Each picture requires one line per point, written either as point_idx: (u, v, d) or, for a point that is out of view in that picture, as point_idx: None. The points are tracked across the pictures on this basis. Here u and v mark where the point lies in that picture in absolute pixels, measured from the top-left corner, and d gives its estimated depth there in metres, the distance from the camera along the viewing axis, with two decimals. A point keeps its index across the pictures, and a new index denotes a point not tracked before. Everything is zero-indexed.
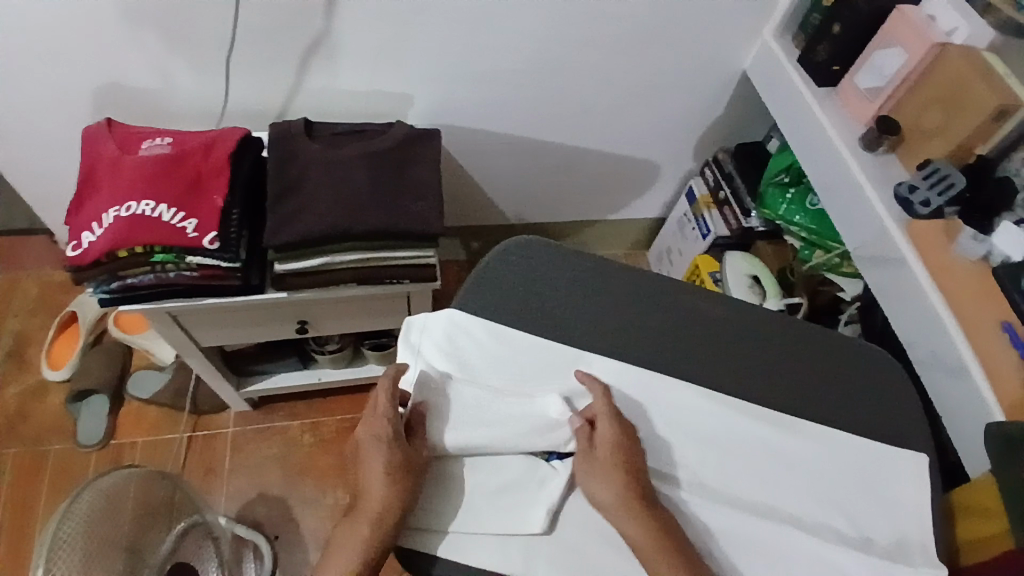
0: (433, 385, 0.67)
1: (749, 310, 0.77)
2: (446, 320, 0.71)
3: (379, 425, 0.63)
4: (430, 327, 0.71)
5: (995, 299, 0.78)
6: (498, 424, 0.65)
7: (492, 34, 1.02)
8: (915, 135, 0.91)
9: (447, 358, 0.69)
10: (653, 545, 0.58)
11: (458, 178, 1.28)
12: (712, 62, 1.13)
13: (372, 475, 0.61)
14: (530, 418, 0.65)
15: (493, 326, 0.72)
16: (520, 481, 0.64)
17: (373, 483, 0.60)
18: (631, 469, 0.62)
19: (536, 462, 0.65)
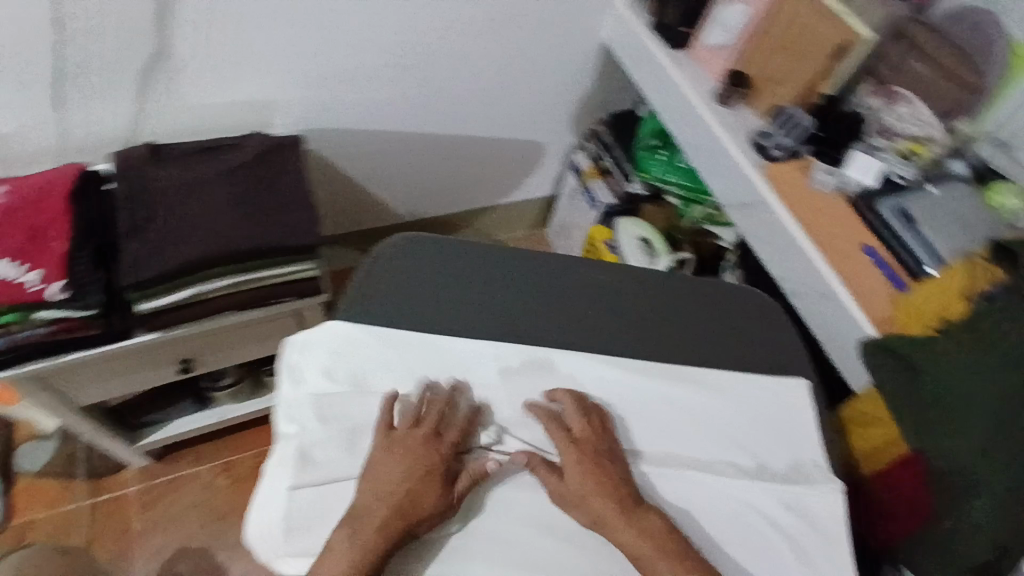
0: (321, 411, 0.63)
1: (626, 274, 0.81)
2: (329, 335, 0.68)
3: (420, 451, 0.60)
4: (310, 347, 0.68)
5: (857, 225, 0.87)
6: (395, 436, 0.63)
7: (350, 30, 0.98)
8: (763, 84, 0.96)
9: (331, 377, 0.66)
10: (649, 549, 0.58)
11: (339, 185, 1.23)
12: (575, 37, 1.14)
13: (385, 500, 0.57)
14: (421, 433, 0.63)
15: (378, 332, 0.69)
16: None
17: (388, 511, 0.56)
18: (604, 478, 0.61)
19: None
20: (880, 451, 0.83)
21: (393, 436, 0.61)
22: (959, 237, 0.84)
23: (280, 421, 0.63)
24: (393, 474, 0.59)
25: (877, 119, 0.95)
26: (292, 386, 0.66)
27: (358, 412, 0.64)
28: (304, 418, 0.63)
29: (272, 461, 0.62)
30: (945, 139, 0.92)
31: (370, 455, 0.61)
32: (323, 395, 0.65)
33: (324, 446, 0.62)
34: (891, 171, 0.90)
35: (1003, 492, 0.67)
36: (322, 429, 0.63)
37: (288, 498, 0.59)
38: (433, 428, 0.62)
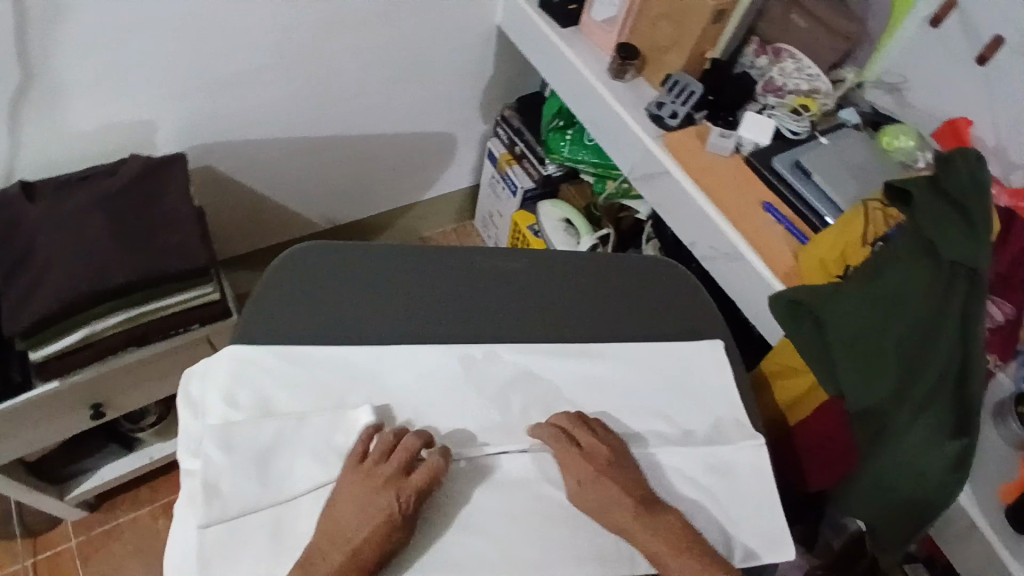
0: (224, 441, 0.60)
1: (537, 259, 0.79)
2: (228, 359, 0.65)
3: (382, 494, 0.57)
4: (209, 375, 0.65)
5: (754, 182, 0.89)
6: (306, 455, 0.61)
7: (225, 34, 0.94)
8: (652, 53, 0.97)
9: (235, 405, 0.64)
10: (665, 553, 0.58)
11: (246, 200, 1.18)
12: (467, 22, 1.13)
13: (341, 547, 0.55)
14: (334, 455, 0.61)
15: (281, 351, 0.67)
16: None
17: (344, 559, 0.54)
18: (626, 485, 0.61)
19: None
20: (801, 399, 0.85)
21: (358, 476, 0.59)
22: (851, 184, 0.86)
23: (183, 457, 0.61)
24: (355, 519, 0.56)
25: (766, 78, 0.98)
26: (192, 418, 0.63)
27: (264, 435, 0.61)
28: (208, 450, 0.60)
29: (182, 498, 0.60)
30: (831, 90, 0.95)
31: (336, 495, 0.59)
32: (228, 422, 0.62)
33: (231, 476, 0.59)
34: (783, 127, 0.93)
35: (935, 437, 0.70)
36: (227, 461, 0.60)
37: (197, 536, 0.57)
38: (398, 467, 0.59)
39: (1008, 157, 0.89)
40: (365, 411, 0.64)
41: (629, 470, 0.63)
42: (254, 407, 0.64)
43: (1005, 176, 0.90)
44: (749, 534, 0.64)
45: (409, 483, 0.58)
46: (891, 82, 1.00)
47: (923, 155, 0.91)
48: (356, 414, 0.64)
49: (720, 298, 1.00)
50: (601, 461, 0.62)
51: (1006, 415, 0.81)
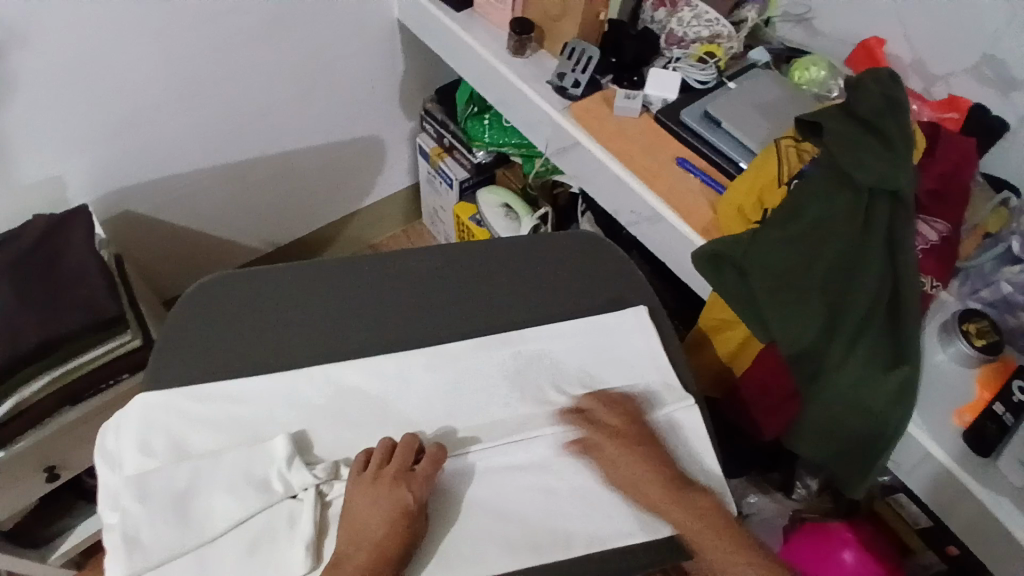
0: (140, 490, 0.59)
1: (448, 255, 0.77)
2: (136, 409, 0.64)
3: (396, 490, 0.57)
4: (122, 426, 0.64)
5: (665, 139, 0.87)
6: (222, 490, 0.59)
7: (113, 77, 0.92)
8: (548, 24, 0.94)
9: (150, 454, 0.62)
10: (698, 527, 0.59)
11: (178, 236, 1.17)
12: (366, 19, 1.10)
13: (364, 545, 0.55)
14: (250, 489, 0.59)
15: (189, 391, 0.65)
16: (263, 535, 0.58)
17: (369, 558, 0.54)
18: (658, 463, 0.63)
19: (277, 504, 0.59)
20: (740, 349, 0.83)
21: (366, 480, 0.59)
22: (763, 124, 0.84)
23: (103, 512, 0.59)
24: (374, 517, 0.57)
25: (666, 30, 0.95)
26: (110, 471, 0.62)
27: (179, 479, 0.60)
28: (125, 502, 0.59)
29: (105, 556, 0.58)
30: (734, 32, 0.93)
31: (348, 503, 0.59)
32: (144, 471, 0.61)
33: (150, 525, 0.58)
34: (689, 78, 0.90)
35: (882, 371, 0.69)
36: (144, 509, 0.58)
37: None
38: (402, 465, 0.59)
39: (928, 69, 0.91)
40: (279, 438, 0.61)
41: (659, 450, 0.64)
42: (170, 452, 0.63)
43: (927, 90, 0.92)
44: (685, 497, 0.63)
45: (416, 475, 0.59)
46: (796, 14, 1.02)
47: (836, 84, 0.89)
48: (269, 444, 0.61)
49: (653, 262, 0.97)
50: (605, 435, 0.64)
51: (951, 336, 0.77)
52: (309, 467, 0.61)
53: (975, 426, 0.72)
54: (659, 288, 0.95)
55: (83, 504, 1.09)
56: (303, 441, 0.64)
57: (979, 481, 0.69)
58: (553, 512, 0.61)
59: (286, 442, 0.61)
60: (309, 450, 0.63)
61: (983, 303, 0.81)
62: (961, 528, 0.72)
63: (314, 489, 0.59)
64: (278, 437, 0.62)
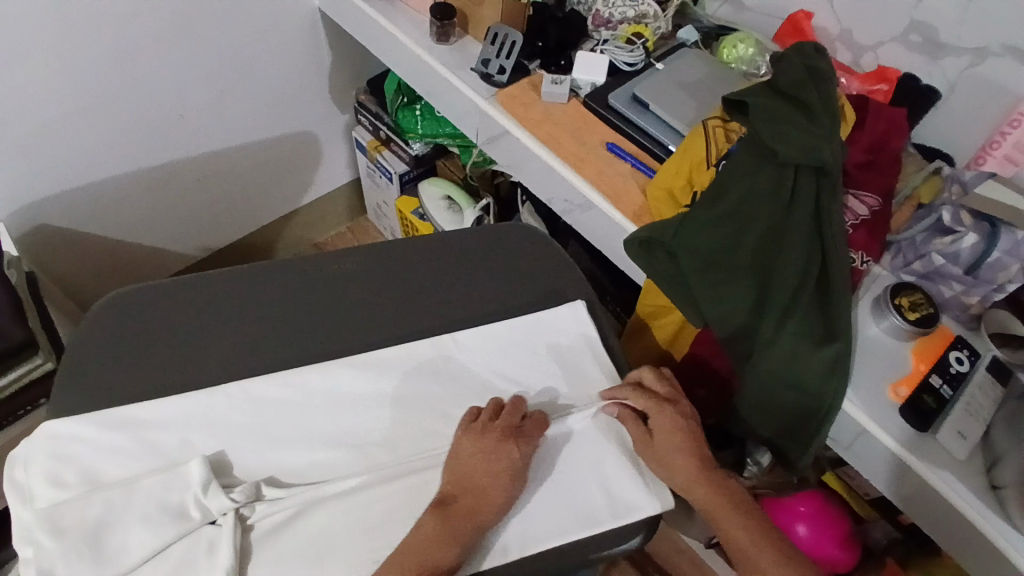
0: (51, 524, 0.56)
1: (377, 255, 0.75)
2: (41, 440, 0.60)
3: (505, 446, 0.59)
4: (29, 457, 0.60)
5: (594, 124, 0.85)
6: (136, 522, 0.56)
7: (12, 86, 0.86)
8: (470, 9, 0.91)
9: (62, 486, 0.59)
10: (725, 509, 0.62)
11: (101, 244, 1.11)
12: (286, 10, 1.05)
13: (469, 491, 0.58)
14: (166, 520, 0.56)
15: (97, 416, 0.61)
16: (182, 564, 0.55)
17: (474, 502, 0.57)
18: (697, 446, 0.64)
19: (195, 532, 0.57)
20: (678, 334, 0.82)
21: (474, 434, 0.60)
22: (691, 105, 0.82)
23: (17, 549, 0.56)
24: (481, 468, 0.58)
25: (593, 12, 0.92)
26: (20, 506, 0.58)
27: (91, 511, 0.56)
28: (38, 537, 0.55)
29: None
30: (660, 11, 0.91)
31: (455, 451, 0.60)
32: (56, 503, 0.57)
33: (66, 560, 0.55)
34: (617, 61, 0.88)
35: (814, 349, 0.68)
36: (56, 544, 0.55)
37: None
38: (510, 422, 0.61)
39: (856, 41, 0.91)
40: (194, 460, 0.59)
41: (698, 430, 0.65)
42: (82, 484, 0.59)
43: (856, 61, 0.92)
44: (623, 484, 0.62)
45: (524, 433, 0.61)
46: None
47: (764, 60, 0.88)
48: (184, 468, 0.59)
49: (590, 251, 0.96)
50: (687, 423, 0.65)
51: (884, 310, 0.76)
52: (226, 491, 0.58)
53: (913, 399, 0.72)
54: (600, 276, 0.94)
55: None
56: (217, 465, 0.61)
57: (916, 449, 0.70)
58: None
59: (201, 465, 0.58)
60: (227, 472, 0.61)
61: (916, 274, 0.80)
62: (899, 497, 0.73)
63: (233, 515, 0.57)
64: (192, 460, 0.59)
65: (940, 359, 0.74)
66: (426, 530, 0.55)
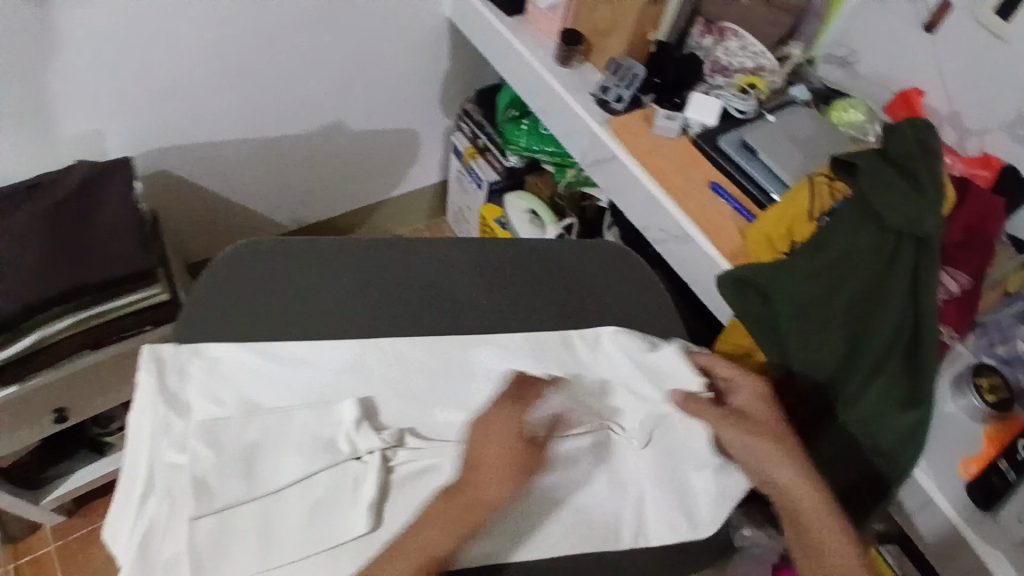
0: (209, 436, 0.61)
1: (481, 248, 0.80)
2: (202, 358, 0.66)
3: (507, 434, 0.58)
4: (187, 371, 0.65)
5: (700, 161, 0.89)
6: (291, 450, 0.62)
7: (167, 44, 0.94)
8: (596, 38, 0.97)
9: (218, 404, 0.64)
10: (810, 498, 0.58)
11: (206, 200, 1.18)
12: (416, 17, 1.12)
13: (486, 470, 0.57)
14: (323, 454, 0.62)
15: (253, 348, 0.67)
16: (327, 493, 0.60)
17: (493, 481, 0.56)
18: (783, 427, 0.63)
19: (343, 465, 0.62)
20: None
21: (492, 414, 0.60)
22: (797, 158, 0.86)
23: (168, 452, 0.61)
24: (488, 451, 0.58)
25: (711, 57, 0.97)
26: (177, 415, 0.63)
27: (248, 433, 0.62)
28: (195, 445, 0.61)
29: (163, 494, 0.59)
30: (777, 67, 0.96)
31: (476, 433, 0.60)
32: (212, 418, 0.63)
33: (218, 472, 0.60)
34: (729, 106, 0.92)
35: (902, 418, 0.68)
36: (212, 453, 0.60)
37: (188, 529, 0.57)
38: (509, 413, 0.60)
39: (963, 122, 0.91)
40: (349, 401, 0.65)
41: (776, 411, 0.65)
42: (239, 404, 0.65)
43: (960, 142, 0.92)
44: (693, 473, 0.66)
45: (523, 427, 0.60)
46: (839, 56, 1.03)
47: (873, 128, 0.91)
48: (339, 406, 0.64)
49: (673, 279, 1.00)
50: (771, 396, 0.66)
51: (962, 388, 0.77)
52: (375, 433, 0.63)
53: (980, 479, 0.71)
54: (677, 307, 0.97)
55: (83, 451, 1.12)
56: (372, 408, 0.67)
57: (978, 530, 0.70)
58: (578, 508, 0.64)
59: (354, 405, 0.64)
60: (375, 417, 0.66)
61: (998, 359, 0.80)
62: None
63: (378, 455, 0.62)
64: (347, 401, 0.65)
65: (1008, 444, 0.72)
66: (442, 508, 0.56)
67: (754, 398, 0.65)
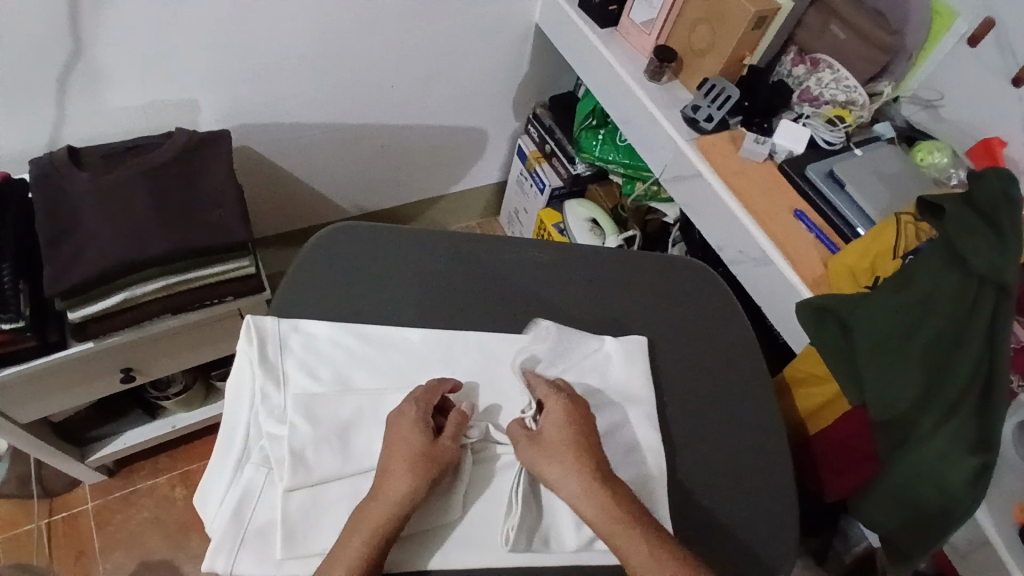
0: (307, 410, 0.62)
1: (570, 252, 0.79)
2: (302, 334, 0.67)
3: (411, 435, 0.59)
4: (286, 345, 0.66)
5: (787, 188, 0.90)
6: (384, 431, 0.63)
7: (271, 22, 0.95)
8: (689, 56, 0.98)
9: (315, 380, 0.65)
10: (618, 531, 0.56)
11: (275, 177, 1.19)
12: (506, 20, 1.14)
13: (387, 473, 0.58)
14: None
15: (348, 329, 0.68)
16: None
17: (395, 484, 0.57)
18: (584, 452, 0.59)
19: None
20: (825, 407, 0.86)
21: (396, 417, 0.61)
22: (886, 195, 0.86)
23: (268, 424, 0.62)
24: (392, 454, 0.59)
25: (802, 87, 0.99)
26: (275, 387, 0.64)
27: (344, 410, 0.63)
28: (293, 418, 0.61)
29: (260, 461, 0.61)
30: (868, 102, 0.96)
31: (388, 436, 0.60)
32: (309, 394, 0.63)
33: (314, 446, 0.61)
34: (817, 137, 0.94)
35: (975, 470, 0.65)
36: (307, 428, 0.61)
37: (283, 499, 0.58)
38: (418, 416, 0.61)
39: None
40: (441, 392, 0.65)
41: (578, 432, 0.61)
42: (334, 382, 0.66)
43: None
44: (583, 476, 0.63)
45: (416, 431, 0.60)
46: (925, 98, 0.99)
47: (956, 172, 0.92)
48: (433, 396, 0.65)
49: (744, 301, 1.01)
50: (582, 424, 0.61)
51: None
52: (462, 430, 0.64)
53: None
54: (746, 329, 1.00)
55: (134, 413, 1.13)
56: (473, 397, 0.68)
57: None
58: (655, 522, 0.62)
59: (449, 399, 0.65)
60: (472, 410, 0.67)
61: None
62: None
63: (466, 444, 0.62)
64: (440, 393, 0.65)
65: None
66: (359, 507, 0.57)
67: (561, 421, 0.61)
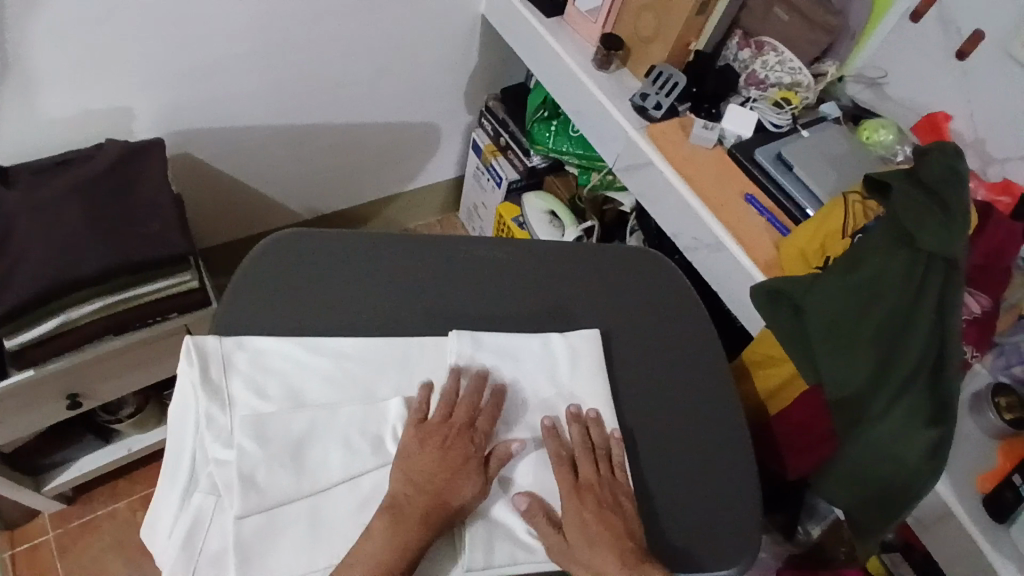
0: (256, 431, 0.60)
1: (526, 248, 0.78)
2: (245, 350, 0.64)
3: (459, 439, 0.61)
4: (229, 364, 0.63)
5: (736, 173, 0.91)
6: (336, 444, 0.61)
7: (207, 19, 0.91)
8: (635, 43, 0.98)
9: (260, 397, 0.63)
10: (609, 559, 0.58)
11: (221, 183, 1.15)
12: (452, 12, 1.12)
13: (439, 474, 0.59)
14: (366, 457, 0.61)
15: (294, 340, 0.66)
16: (373, 493, 0.60)
17: (439, 485, 0.58)
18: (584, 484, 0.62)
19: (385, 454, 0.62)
20: (783, 387, 0.87)
21: (437, 421, 0.62)
22: (832, 177, 0.87)
23: (214, 449, 0.60)
24: (439, 458, 0.60)
25: (749, 70, 0.99)
26: (220, 409, 0.62)
27: (295, 426, 0.61)
28: (240, 441, 0.59)
29: (209, 488, 0.59)
30: (813, 83, 0.97)
31: (424, 442, 0.61)
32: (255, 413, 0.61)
33: (264, 466, 0.59)
34: (765, 120, 0.94)
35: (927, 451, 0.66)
36: (255, 450, 0.59)
37: (235, 526, 0.56)
38: (464, 420, 0.63)
39: (986, 150, 0.89)
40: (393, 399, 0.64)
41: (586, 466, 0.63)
42: (284, 398, 0.64)
43: (982, 169, 0.90)
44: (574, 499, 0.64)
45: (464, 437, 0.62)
46: (870, 77, 1.01)
47: (902, 149, 0.93)
48: (384, 403, 0.64)
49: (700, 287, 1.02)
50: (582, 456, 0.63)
51: (982, 406, 0.80)
52: None
53: (994, 493, 0.73)
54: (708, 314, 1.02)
55: (89, 437, 1.09)
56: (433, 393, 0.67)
57: (997, 545, 0.72)
58: None
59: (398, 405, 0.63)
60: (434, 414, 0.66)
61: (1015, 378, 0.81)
62: None
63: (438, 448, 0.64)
64: (392, 400, 0.64)
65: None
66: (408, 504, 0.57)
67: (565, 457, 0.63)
